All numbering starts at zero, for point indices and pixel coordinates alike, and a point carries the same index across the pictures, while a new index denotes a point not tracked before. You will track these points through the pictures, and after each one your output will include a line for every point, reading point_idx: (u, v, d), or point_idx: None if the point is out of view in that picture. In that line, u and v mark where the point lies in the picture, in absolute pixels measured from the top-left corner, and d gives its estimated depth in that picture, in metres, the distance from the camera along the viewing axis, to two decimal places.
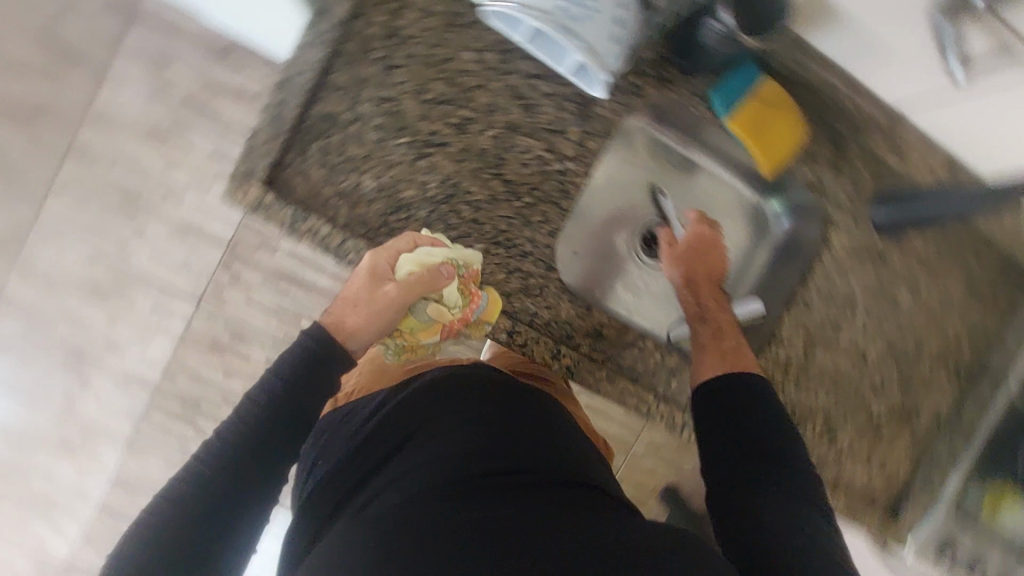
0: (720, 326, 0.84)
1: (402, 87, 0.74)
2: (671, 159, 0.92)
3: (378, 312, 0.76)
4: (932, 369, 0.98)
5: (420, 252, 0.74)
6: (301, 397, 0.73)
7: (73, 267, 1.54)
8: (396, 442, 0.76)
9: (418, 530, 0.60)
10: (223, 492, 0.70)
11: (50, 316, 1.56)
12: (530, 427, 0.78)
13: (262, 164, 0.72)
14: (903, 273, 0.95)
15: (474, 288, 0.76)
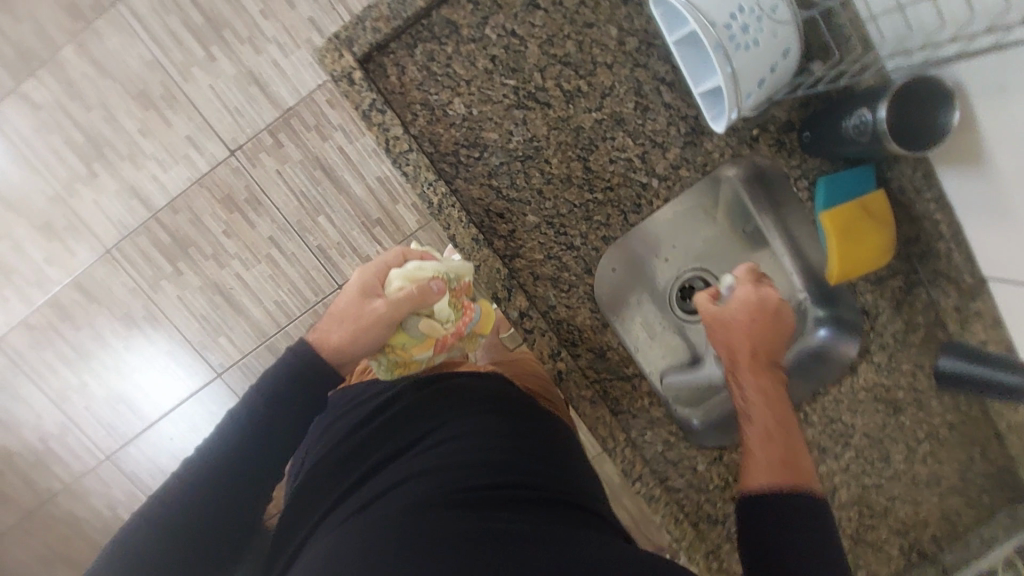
0: (771, 433, 0.72)
1: (533, 31, 0.71)
2: (744, 225, 0.90)
3: (358, 334, 0.70)
4: (888, 537, 0.95)
5: (410, 268, 0.74)
6: (284, 411, 0.68)
7: (132, 65, 1.50)
8: (401, 430, 0.72)
9: (420, 536, 0.54)
10: (242, 451, 0.67)
11: (88, 101, 1.52)
12: (541, 443, 0.71)
13: (366, 38, 0.67)
14: (908, 436, 0.92)
15: (466, 302, 0.75)
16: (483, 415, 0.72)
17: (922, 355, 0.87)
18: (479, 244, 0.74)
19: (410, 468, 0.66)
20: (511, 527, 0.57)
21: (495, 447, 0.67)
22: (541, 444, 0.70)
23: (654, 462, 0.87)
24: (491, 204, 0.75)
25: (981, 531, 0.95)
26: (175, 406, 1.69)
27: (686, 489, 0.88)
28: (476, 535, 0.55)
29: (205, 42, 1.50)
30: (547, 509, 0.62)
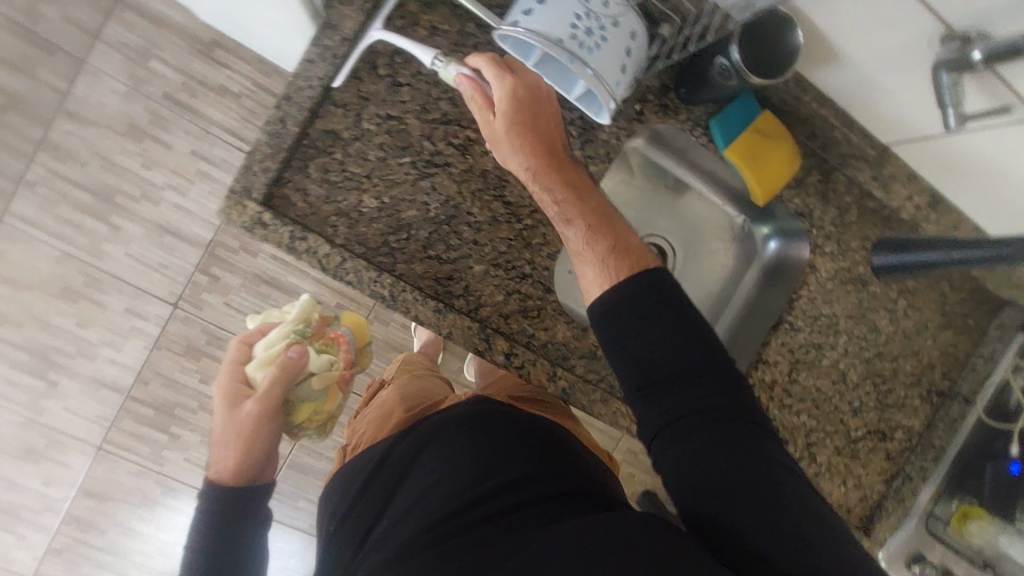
0: (592, 219, 0.69)
1: (406, 106, 0.74)
2: (665, 179, 0.95)
3: (246, 443, 0.91)
4: (907, 392, 1.01)
5: (263, 355, 0.99)
6: (220, 519, 0.86)
7: (41, 268, 1.47)
8: (395, 477, 0.85)
9: (419, 569, 0.67)
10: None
11: (14, 318, 1.49)
12: (519, 441, 0.82)
13: (262, 180, 0.70)
14: (883, 299, 0.98)
15: (331, 335, 1.09)
16: (466, 433, 0.84)
17: (862, 228, 0.94)
18: (443, 312, 0.77)
19: (402, 509, 0.79)
20: (478, 536, 0.69)
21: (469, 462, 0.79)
22: (516, 449, 0.80)
23: None
24: (437, 271, 0.78)
25: (981, 351, 1.03)
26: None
27: None
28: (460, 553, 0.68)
29: (102, 215, 1.47)
30: (517, 506, 0.72)
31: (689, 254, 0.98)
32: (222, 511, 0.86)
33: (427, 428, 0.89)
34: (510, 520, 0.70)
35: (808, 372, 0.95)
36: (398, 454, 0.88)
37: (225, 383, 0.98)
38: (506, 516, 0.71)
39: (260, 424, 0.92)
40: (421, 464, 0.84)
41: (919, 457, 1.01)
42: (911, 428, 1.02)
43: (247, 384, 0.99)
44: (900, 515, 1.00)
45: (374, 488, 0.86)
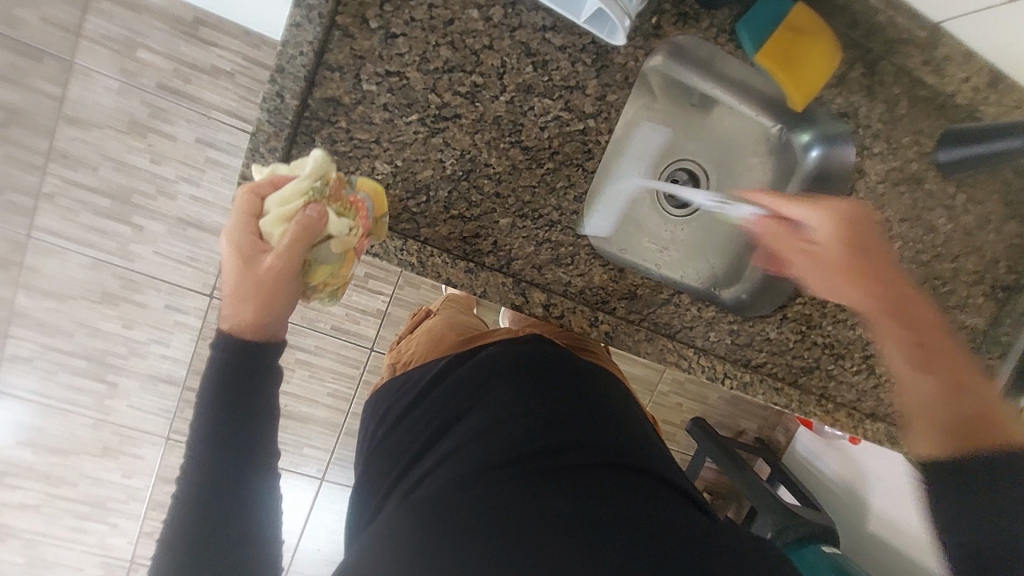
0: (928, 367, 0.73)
1: (405, 59, 0.69)
2: (690, 98, 0.87)
3: (266, 300, 0.61)
4: (969, 291, 0.96)
5: (277, 206, 0.62)
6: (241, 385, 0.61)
7: (79, 277, 1.51)
8: (450, 414, 0.84)
9: (471, 508, 0.66)
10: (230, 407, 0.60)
11: (65, 328, 1.54)
12: (571, 404, 0.82)
13: (270, 162, 0.67)
14: (940, 195, 0.91)
15: (350, 198, 0.65)
16: (519, 391, 0.83)
17: (913, 121, 0.86)
18: (474, 271, 0.75)
19: (454, 445, 0.77)
20: (551, 487, 0.69)
21: (524, 417, 0.78)
22: (574, 412, 0.81)
23: (729, 359, 0.88)
24: (462, 230, 0.75)
25: None
26: (305, 523, 1.73)
27: (772, 360, 0.89)
28: (523, 503, 0.66)
29: (125, 217, 1.48)
30: (577, 467, 0.73)
31: (723, 177, 0.93)
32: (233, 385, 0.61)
33: (479, 368, 0.88)
34: (575, 478, 0.71)
35: None
36: (447, 395, 0.86)
37: (236, 230, 0.62)
38: (571, 477, 0.71)
39: (288, 282, 0.62)
40: (471, 409, 0.83)
41: (987, 357, 0.97)
42: (973, 328, 0.97)
43: (258, 236, 0.63)
44: None
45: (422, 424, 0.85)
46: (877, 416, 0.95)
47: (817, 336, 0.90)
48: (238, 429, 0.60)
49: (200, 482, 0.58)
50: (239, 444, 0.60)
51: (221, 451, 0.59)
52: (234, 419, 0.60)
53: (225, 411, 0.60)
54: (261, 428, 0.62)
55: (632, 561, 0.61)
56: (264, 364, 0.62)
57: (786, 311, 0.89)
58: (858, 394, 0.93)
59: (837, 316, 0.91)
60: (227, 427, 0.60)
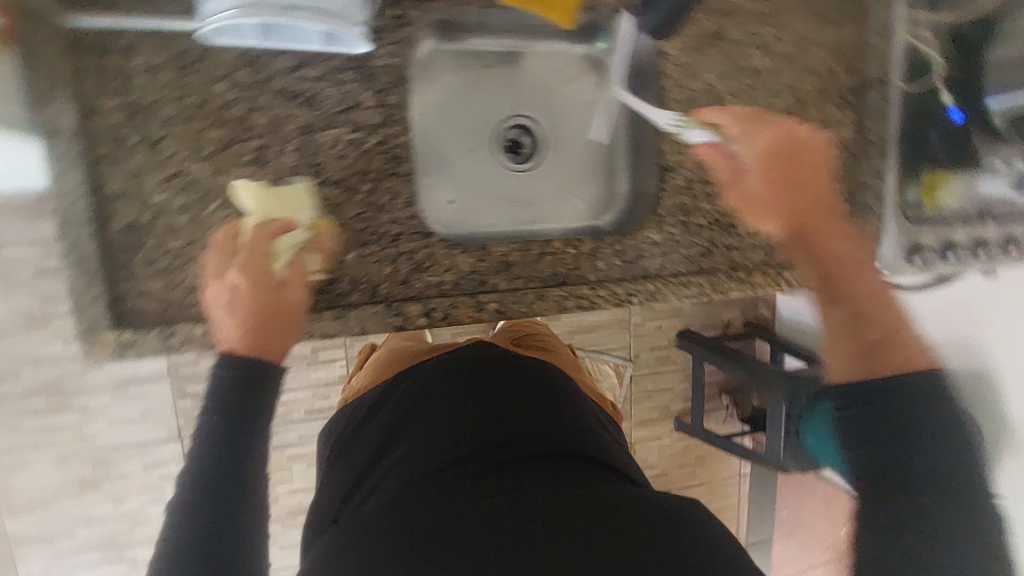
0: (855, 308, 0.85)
1: (180, 156, 0.70)
2: (486, 58, 0.92)
3: (283, 325, 0.72)
4: (824, 110, 0.96)
5: (285, 238, 0.72)
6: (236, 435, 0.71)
7: (51, 479, 1.50)
8: (395, 428, 0.85)
9: (406, 513, 0.67)
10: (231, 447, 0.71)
11: (64, 530, 1.54)
12: (514, 402, 0.84)
13: (103, 307, 0.68)
14: (751, 39, 0.91)
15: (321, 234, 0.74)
16: (462, 397, 0.84)
17: None
18: (345, 314, 0.75)
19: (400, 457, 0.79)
20: (499, 482, 0.71)
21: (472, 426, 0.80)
22: (518, 410, 0.82)
23: (628, 279, 0.88)
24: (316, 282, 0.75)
25: (873, 27, 0.95)
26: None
27: (667, 259, 0.91)
28: (462, 502, 0.68)
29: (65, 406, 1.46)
30: (526, 462, 0.74)
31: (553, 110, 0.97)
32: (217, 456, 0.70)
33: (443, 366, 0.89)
34: (521, 472, 0.73)
35: (716, 152, 0.91)
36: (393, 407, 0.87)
37: (245, 267, 0.70)
38: (520, 473, 0.73)
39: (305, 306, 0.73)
40: (421, 420, 0.84)
41: (866, 162, 0.98)
42: (844, 141, 0.97)
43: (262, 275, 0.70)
44: (878, 220, 1.00)
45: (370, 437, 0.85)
46: (792, 260, 0.97)
47: (701, 219, 0.92)
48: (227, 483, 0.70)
49: (198, 517, 0.69)
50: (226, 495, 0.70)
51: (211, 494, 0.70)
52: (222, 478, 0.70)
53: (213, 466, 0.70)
54: (249, 484, 0.71)
55: (581, 552, 0.61)
56: (256, 400, 0.72)
57: (659, 213, 0.91)
58: (766, 250, 0.95)
59: (708, 193, 0.92)
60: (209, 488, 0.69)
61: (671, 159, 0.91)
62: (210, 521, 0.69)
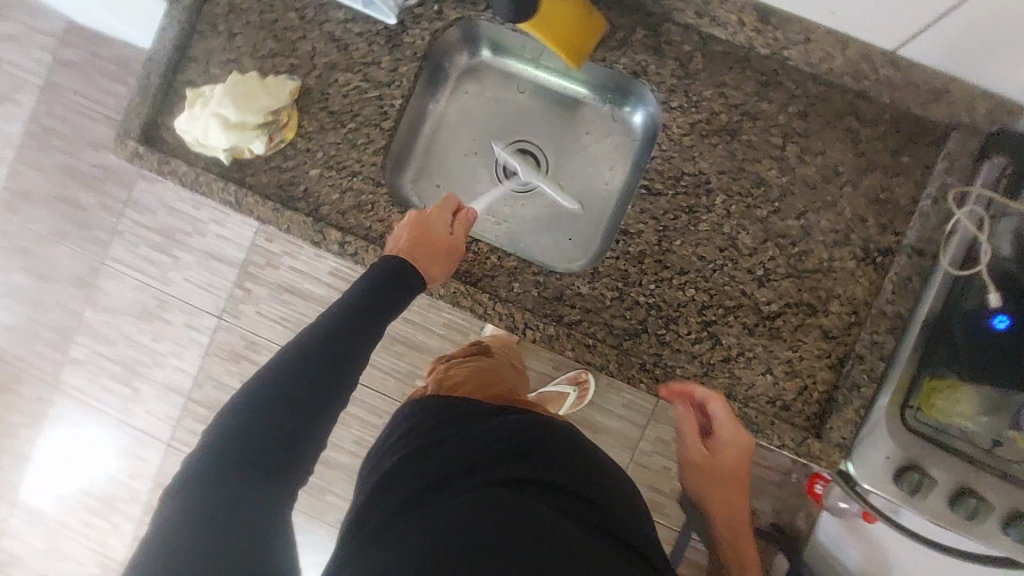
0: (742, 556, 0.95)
1: (240, 49, 0.91)
2: (524, 87, 1.02)
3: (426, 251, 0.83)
4: (831, 252, 0.84)
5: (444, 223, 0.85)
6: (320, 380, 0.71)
7: (119, 296, 1.77)
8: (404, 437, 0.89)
9: (370, 533, 0.73)
10: (291, 386, 0.70)
11: (101, 338, 1.77)
12: (535, 435, 0.84)
13: (136, 123, 0.90)
14: (769, 147, 0.85)
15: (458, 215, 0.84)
16: (515, 422, 0.85)
17: (714, 71, 0.86)
18: (282, 210, 0.88)
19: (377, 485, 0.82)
20: (401, 491, 0.78)
21: (530, 460, 0.79)
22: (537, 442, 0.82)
23: (537, 313, 0.85)
24: (278, 179, 0.89)
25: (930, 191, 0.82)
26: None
27: (587, 317, 0.85)
28: (382, 522, 0.74)
29: (167, 249, 1.75)
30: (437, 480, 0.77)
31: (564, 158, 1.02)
32: (296, 382, 0.70)
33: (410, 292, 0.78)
34: (540, 511, 0.71)
35: (683, 239, 0.85)
36: (323, 368, 0.71)
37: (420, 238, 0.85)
38: (522, 498, 0.72)
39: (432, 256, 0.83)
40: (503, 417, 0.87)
41: (870, 333, 0.82)
42: (849, 298, 0.83)
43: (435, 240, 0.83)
44: (864, 407, 0.81)
45: (318, 346, 0.72)
46: (729, 392, 0.84)
47: (639, 296, 0.85)
48: (307, 375, 0.71)
49: (252, 415, 0.68)
50: (291, 390, 0.70)
51: (332, 340, 0.73)
52: (274, 415, 0.68)
53: (303, 372, 0.70)
54: (252, 485, 0.65)
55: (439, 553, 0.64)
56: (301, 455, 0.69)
57: (596, 268, 0.86)
58: (703, 366, 0.84)
59: (660, 275, 0.85)
60: (309, 367, 0.71)
61: (631, 225, 0.86)
62: (246, 472, 0.66)
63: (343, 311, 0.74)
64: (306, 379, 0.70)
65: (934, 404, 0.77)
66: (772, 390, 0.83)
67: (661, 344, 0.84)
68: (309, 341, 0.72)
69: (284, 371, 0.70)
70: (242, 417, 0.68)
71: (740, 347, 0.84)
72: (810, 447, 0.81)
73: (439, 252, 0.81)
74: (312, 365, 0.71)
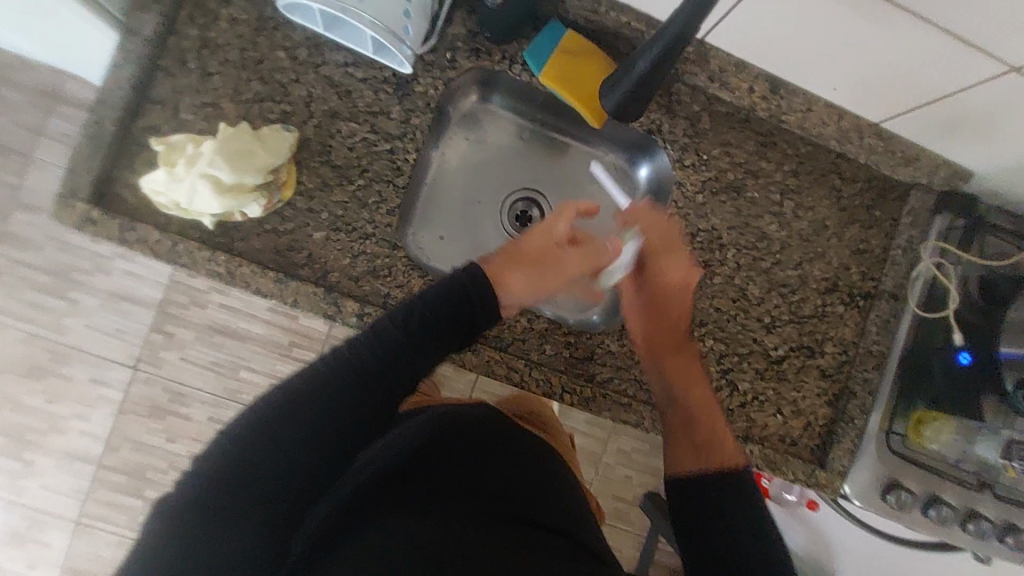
0: (691, 418, 0.80)
1: (218, 92, 0.78)
2: (524, 134, 0.99)
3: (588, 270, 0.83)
4: (824, 300, 0.93)
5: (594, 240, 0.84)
6: (345, 400, 0.63)
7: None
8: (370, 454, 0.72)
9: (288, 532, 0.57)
10: (313, 412, 0.62)
11: None
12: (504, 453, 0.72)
13: (86, 180, 0.73)
14: (771, 204, 0.91)
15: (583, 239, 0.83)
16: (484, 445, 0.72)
17: (721, 131, 0.89)
18: (286, 281, 0.77)
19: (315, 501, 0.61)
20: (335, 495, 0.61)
21: (527, 445, 0.76)
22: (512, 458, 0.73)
23: (571, 375, 0.85)
24: (276, 244, 0.78)
25: (897, 242, 0.94)
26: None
27: (618, 374, 0.86)
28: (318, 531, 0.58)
29: (61, 292, 1.47)
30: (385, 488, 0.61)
31: (567, 207, 1.01)
32: (319, 403, 0.62)
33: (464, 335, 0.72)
34: (529, 561, 0.59)
35: (702, 294, 0.89)
36: (353, 391, 0.64)
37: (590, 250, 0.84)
38: (486, 510, 0.64)
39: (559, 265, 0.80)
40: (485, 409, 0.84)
41: (858, 371, 0.93)
42: (840, 339, 0.94)
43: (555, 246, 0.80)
44: (858, 438, 0.91)
45: (349, 369, 0.64)
46: (748, 434, 0.90)
47: None
48: (334, 400, 0.63)
49: (270, 439, 0.59)
50: (314, 427, 0.61)
51: (366, 362, 0.65)
52: (298, 446, 0.60)
53: (335, 401, 0.63)
54: (237, 506, 0.56)
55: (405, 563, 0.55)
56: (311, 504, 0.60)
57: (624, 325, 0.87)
58: (724, 411, 0.90)
59: None
60: (338, 396, 0.63)
61: None
62: (233, 467, 0.57)
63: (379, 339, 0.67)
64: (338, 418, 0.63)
65: (917, 431, 0.90)
66: (781, 427, 0.91)
67: None
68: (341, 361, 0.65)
69: (311, 385, 0.63)
70: (252, 428, 0.60)
71: (755, 391, 0.91)
72: (818, 478, 0.90)
73: (543, 270, 0.78)
74: (351, 393, 0.64)
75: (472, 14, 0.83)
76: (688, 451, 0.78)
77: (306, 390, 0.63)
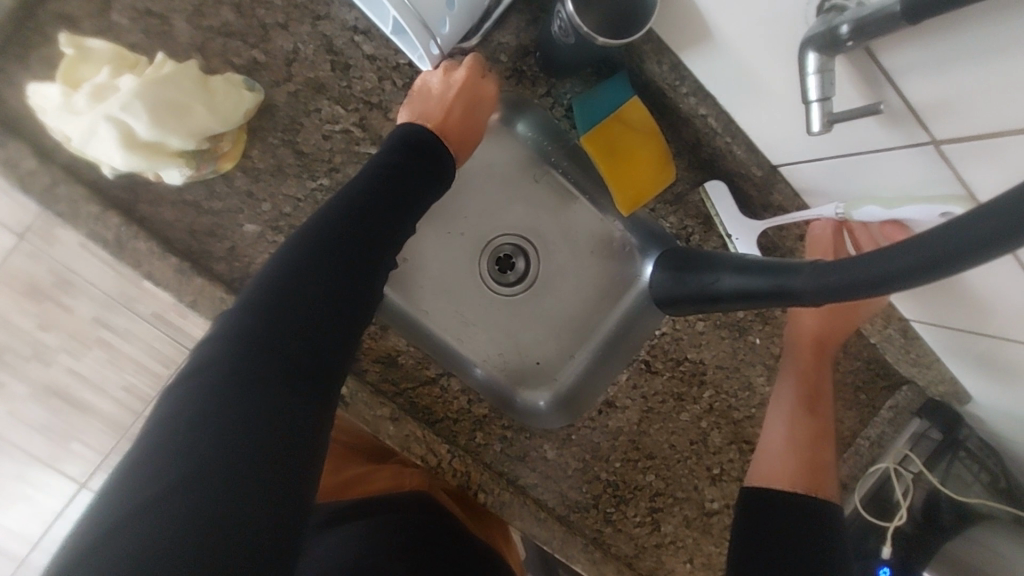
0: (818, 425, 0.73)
1: (173, 3, 0.58)
2: (541, 177, 0.81)
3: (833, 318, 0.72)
4: None
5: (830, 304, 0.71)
6: (302, 329, 0.50)
7: None
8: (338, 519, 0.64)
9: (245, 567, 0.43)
10: (267, 343, 0.48)
11: None
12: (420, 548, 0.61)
13: None
14: (767, 355, 0.82)
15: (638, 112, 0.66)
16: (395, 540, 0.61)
17: None
18: (188, 274, 0.60)
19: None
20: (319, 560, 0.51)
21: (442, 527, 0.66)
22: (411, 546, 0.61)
23: (495, 475, 0.73)
24: (192, 224, 0.61)
25: (869, 432, 0.88)
26: (45, 531, 1.31)
27: (543, 484, 0.76)
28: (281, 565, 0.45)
29: None
30: None
31: (556, 266, 0.82)
32: (271, 335, 0.48)
33: (435, 189, 0.62)
34: None
35: (661, 425, 0.80)
36: (313, 302, 0.51)
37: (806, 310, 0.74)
38: None
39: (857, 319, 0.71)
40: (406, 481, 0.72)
41: None
42: None
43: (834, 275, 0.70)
44: None
45: (309, 271, 0.51)
46: None
47: (601, 472, 0.78)
48: (295, 326, 0.50)
49: (217, 389, 0.45)
50: (217, 441, 0.43)
51: (307, 271, 0.51)
52: (248, 385, 0.46)
53: (235, 401, 0.45)
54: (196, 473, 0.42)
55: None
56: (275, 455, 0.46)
57: (570, 430, 0.77)
58: (636, 549, 0.81)
59: (628, 455, 0.79)
60: (288, 312, 0.50)
61: (617, 399, 0.78)
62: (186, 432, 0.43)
63: (281, 290, 0.50)
64: (246, 413, 0.45)
65: None
66: None
67: (606, 524, 0.79)
68: (289, 271, 0.51)
69: (262, 313, 0.49)
70: (193, 383, 0.45)
71: (675, 538, 0.82)
72: None
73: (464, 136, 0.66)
74: (302, 321, 0.50)
75: (529, 27, 0.66)
76: (794, 463, 0.69)
77: (253, 318, 0.49)
